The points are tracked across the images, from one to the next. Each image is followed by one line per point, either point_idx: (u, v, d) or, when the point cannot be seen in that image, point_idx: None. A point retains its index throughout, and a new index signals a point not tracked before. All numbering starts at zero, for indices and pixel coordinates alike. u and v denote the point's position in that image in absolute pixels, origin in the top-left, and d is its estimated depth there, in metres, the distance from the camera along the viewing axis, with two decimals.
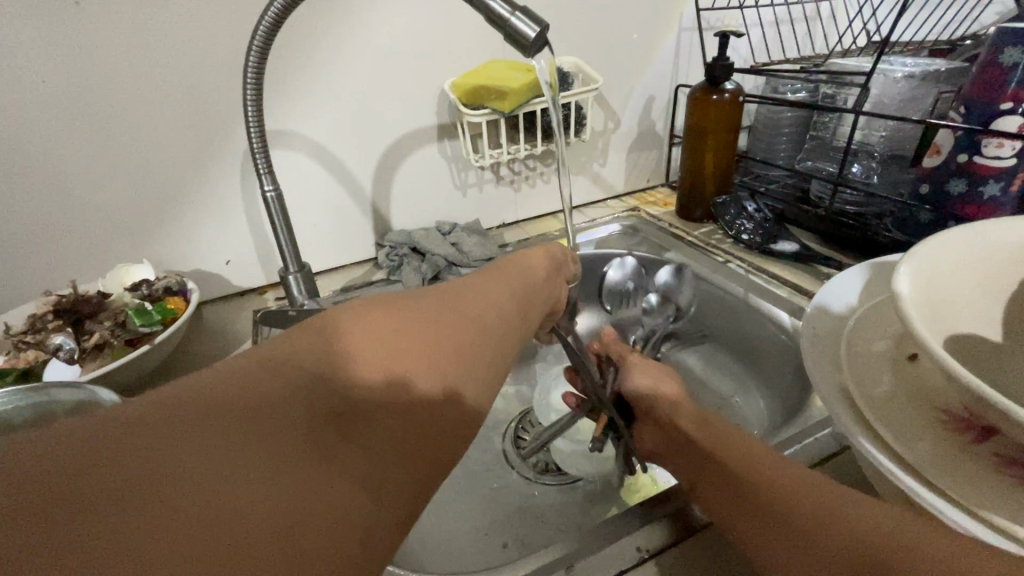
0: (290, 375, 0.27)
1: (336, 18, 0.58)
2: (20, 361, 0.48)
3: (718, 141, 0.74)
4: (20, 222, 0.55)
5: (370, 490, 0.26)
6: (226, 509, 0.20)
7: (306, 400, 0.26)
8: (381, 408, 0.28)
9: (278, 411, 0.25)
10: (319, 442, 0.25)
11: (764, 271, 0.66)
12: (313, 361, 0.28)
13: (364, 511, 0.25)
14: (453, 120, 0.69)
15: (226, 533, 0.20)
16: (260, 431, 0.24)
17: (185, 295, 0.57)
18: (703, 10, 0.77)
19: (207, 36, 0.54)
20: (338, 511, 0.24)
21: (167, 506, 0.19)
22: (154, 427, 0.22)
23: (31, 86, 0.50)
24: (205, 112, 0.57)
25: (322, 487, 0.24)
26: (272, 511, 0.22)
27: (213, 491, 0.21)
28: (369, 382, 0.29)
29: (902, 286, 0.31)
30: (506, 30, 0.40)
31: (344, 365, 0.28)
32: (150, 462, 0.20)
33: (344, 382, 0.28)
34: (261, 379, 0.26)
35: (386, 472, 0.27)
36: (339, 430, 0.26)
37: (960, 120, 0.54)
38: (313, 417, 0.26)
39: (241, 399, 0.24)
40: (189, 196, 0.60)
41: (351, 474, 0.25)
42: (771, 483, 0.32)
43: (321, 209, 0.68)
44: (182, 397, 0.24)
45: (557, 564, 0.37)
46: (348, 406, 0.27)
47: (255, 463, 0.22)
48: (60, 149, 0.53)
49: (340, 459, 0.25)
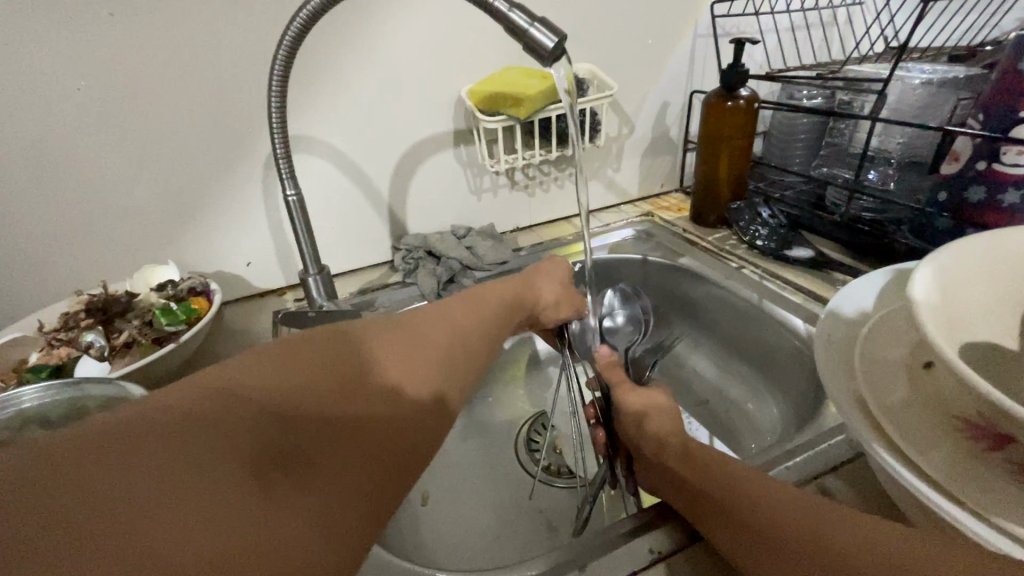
0: (253, 396, 0.28)
1: (360, 28, 0.60)
2: (51, 357, 0.49)
3: (732, 147, 0.75)
4: (55, 224, 0.57)
5: (330, 511, 0.26)
6: (179, 524, 0.20)
7: (269, 422, 0.27)
8: (352, 430, 0.30)
9: (236, 429, 0.25)
10: (274, 460, 0.26)
11: (779, 277, 0.66)
12: (279, 385, 0.29)
13: (318, 531, 0.25)
14: (469, 126, 0.71)
15: (176, 547, 0.20)
16: (219, 446, 0.24)
17: (208, 295, 0.58)
18: (719, 17, 0.77)
19: (233, 45, 0.56)
20: (290, 530, 0.24)
21: (118, 522, 0.19)
22: (121, 433, 0.22)
23: (68, 95, 0.52)
24: (230, 117, 0.59)
25: (280, 512, 0.24)
26: (227, 527, 0.21)
27: (170, 505, 0.21)
28: (352, 398, 0.32)
29: (917, 299, 0.31)
30: (525, 39, 0.40)
31: (313, 390, 0.30)
32: (109, 472, 0.20)
33: (309, 410, 0.29)
34: (225, 397, 0.27)
35: (343, 493, 0.28)
36: (300, 450, 0.27)
37: (979, 126, 0.54)
38: (271, 435, 0.26)
39: (208, 414, 0.25)
40: (213, 199, 0.62)
41: (306, 495, 0.26)
42: (778, 513, 0.33)
43: (340, 213, 0.69)
44: (151, 410, 0.24)
45: (567, 565, 0.38)
46: (307, 427, 0.28)
47: (214, 476, 0.23)
48: (92, 154, 0.55)
49: (300, 484, 0.26)
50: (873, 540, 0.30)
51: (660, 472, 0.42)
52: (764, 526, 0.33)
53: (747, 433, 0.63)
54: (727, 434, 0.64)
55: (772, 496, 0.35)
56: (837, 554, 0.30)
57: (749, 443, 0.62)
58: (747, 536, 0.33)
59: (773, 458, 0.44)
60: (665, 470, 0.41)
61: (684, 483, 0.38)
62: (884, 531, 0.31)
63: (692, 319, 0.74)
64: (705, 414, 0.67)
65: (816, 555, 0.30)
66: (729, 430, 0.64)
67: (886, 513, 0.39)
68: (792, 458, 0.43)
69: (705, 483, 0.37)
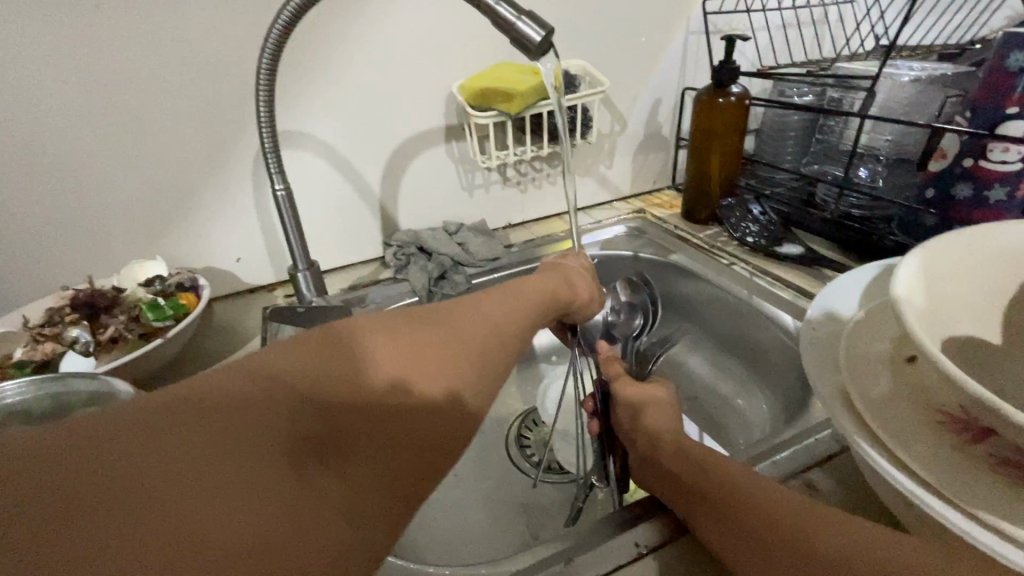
0: (276, 383, 0.25)
1: (350, 22, 0.60)
2: (37, 353, 0.48)
3: (724, 143, 0.75)
4: (39, 218, 0.56)
5: (356, 510, 0.25)
6: (203, 529, 0.19)
7: (294, 413, 0.25)
8: (379, 419, 0.28)
9: (260, 423, 0.23)
10: (305, 453, 0.24)
11: (768, 273, 0.66)
12: (302, 370, 0.27)
13: (342, 531, 0.24)
14: (460, 121, 0.70)
15: (199, 554, 0.19)
16: (245, 439, 0.22)
17: (197, 291, 0.58)
18: (711, 14, 0.78)
19: (222, 38, 0.56)
20: (319, 532, 0.23)
21: (140, 525, 0.18)
22: (129, 435, 0.20)
23: (52, 87, 0.52)
24: (218, 111, 0.58)
25: (304, 515, 0.22)
26: (252, 531, 0.20)
27: (193, 510, 0.19)
28: (377, 385, 0.29)
29: (900, 295, 0.31)
30: (512, 34, 0.40)
31: (337, 374, 0.27)
32: (129, 471, 0.19)
33: (335, 397, 0.27)
34: (246, 387, 0.24)
35: (371, 486, 0.26)
36: (326, 444, 0.25)
37: (966, 124, 0.54)
38: (302, 427, 0.24)
39: (226, 407, 0.23)
40: (200, 194, 0.61)
41: (333, 493, 0.24)
42: (765, 511, 0.33)
43: (330, 209, 0.69)
44: (165, 403, 0.22)
45: (554, 559, 0.38)
46: (340, 417, 0.26)
47: (239, 474, 0.21)
48: (78, 148, 0.55)
49: (326, 481, 0.24)
50: (859, 539, 0.30)
51: (651, 469, 0.42)
52: (752, 521, 0.33)
53: (738, 429, 0.63)
54: (718, 430, 0.64)
55: (761, 492, 0.35)
56: (820, 554, 0.30)
57: (739, 439, 0.62)
58: (733, 529, 0.34)
59: (760, 453, 0.44)
60: (659, 466, 0.41)
61: (676, 479, 0.39)
62: (867, 528, 0.31)
63: (683, 316, 0.74)
64: (697, 411, 0.67)
65: (803, 551, 0.31)
66: (721, 426, 0.64)
67: (871, 507, 0.39)
68: (779, 452, 0.43)
69: (696, 479, 0.37)
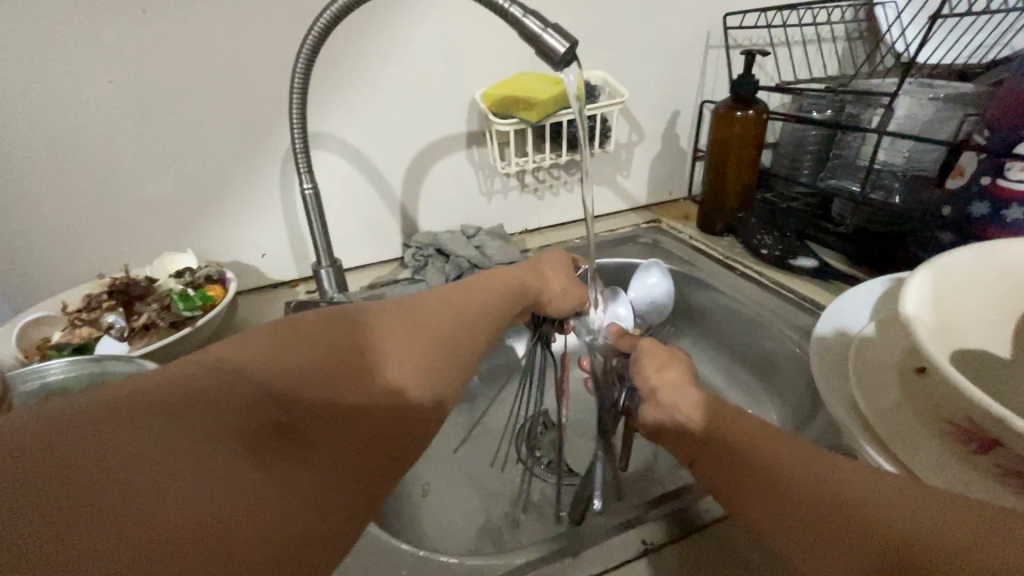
0: (242, 377, 0.28)
1: (379, 31, 0.62)
2: (74, 337, 0.52)
3: (741, 156, 0.76)
4: (80, 211, 0.59)
5: (321, 493, 0.27)
6: (171, 491, 0.21)
7: (259, 403, 0.28)
8: (346, 414, 0.32)
9: (231, 409, 0.26)
10: (266, 439, 0.27)
11: (785, 287, 0.67)
12: (267, 368, 0.30)
13: (310, 509, 0.26)
14: (482, 128, 0.72)
15: (185, 513, 0.21)
16: (214, 423, 0.25)
17: (224, 283, 0.60)
18: (731, 29, 0.79)
19: (260, 42, 0.58)
20: (284, 502, 0.25)
21: (121, 484, 0.20)
22: (117, 413, 0.23)
23: (100, 87, 0.55)
24: (252, 113, 0.61)
25: (272, 488, 0.25)
26: (222, 495, 0.23)
27: (167, 471, 0.22)
28: (341, 386, 0.33)
29: (910, 304, 0.32)
30: (538, 45, 0.42)
31: (302, 372, 0.31)
32: (112, 443, 0.21)
33: (297, 394, 0.30)
34: (214, 378, 0.27)
35: (333, 473, 0.29)
36: (290, 432, 0.28)
37: (984, 142, 0.55)
38: (266, 417, 0.28)
39: (200, 393, 0.26)
40: (231, 192, 0.64)
41: (296, 475, 0.27)
42: (804, 477, 0.29)
43: (353, 209, 0.71)
44: (143, 391, 0.25)
45: (563, 551, 0.39)
46: (300, 416, 0.30)
47: (215, 447, 0.24)
48: (119, 145, 0.58)
49: (290, 463, 0.27)
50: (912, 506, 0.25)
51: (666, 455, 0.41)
52: (781, 480, 0.30)
53: None
54: None
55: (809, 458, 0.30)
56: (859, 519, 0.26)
57: None
58: (756, 485, 0.31)
59: None
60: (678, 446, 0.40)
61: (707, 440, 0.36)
62: None
63: (697, 326, 0.74)
64: None
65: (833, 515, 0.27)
66: None
67: None
68: None
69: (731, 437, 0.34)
